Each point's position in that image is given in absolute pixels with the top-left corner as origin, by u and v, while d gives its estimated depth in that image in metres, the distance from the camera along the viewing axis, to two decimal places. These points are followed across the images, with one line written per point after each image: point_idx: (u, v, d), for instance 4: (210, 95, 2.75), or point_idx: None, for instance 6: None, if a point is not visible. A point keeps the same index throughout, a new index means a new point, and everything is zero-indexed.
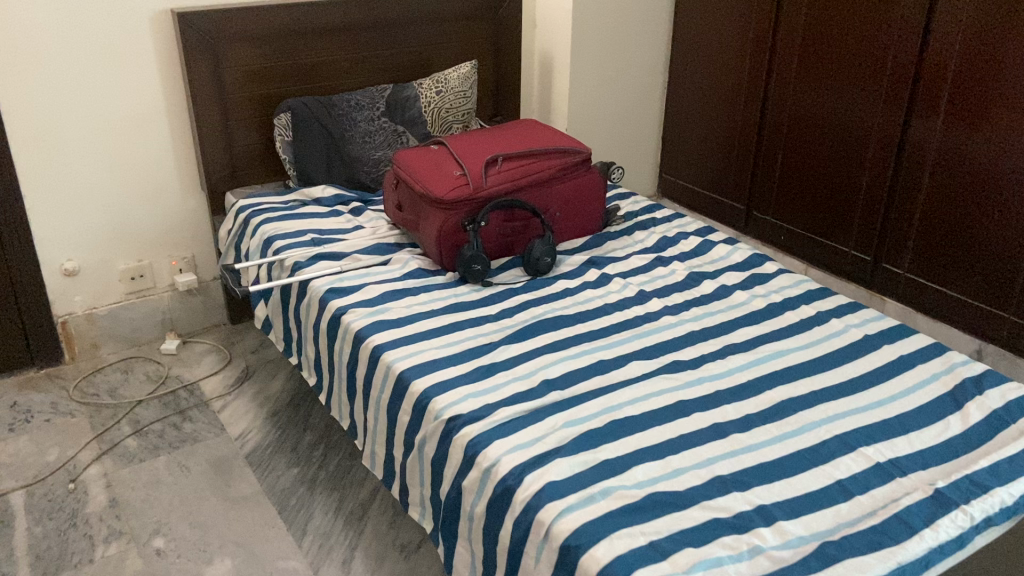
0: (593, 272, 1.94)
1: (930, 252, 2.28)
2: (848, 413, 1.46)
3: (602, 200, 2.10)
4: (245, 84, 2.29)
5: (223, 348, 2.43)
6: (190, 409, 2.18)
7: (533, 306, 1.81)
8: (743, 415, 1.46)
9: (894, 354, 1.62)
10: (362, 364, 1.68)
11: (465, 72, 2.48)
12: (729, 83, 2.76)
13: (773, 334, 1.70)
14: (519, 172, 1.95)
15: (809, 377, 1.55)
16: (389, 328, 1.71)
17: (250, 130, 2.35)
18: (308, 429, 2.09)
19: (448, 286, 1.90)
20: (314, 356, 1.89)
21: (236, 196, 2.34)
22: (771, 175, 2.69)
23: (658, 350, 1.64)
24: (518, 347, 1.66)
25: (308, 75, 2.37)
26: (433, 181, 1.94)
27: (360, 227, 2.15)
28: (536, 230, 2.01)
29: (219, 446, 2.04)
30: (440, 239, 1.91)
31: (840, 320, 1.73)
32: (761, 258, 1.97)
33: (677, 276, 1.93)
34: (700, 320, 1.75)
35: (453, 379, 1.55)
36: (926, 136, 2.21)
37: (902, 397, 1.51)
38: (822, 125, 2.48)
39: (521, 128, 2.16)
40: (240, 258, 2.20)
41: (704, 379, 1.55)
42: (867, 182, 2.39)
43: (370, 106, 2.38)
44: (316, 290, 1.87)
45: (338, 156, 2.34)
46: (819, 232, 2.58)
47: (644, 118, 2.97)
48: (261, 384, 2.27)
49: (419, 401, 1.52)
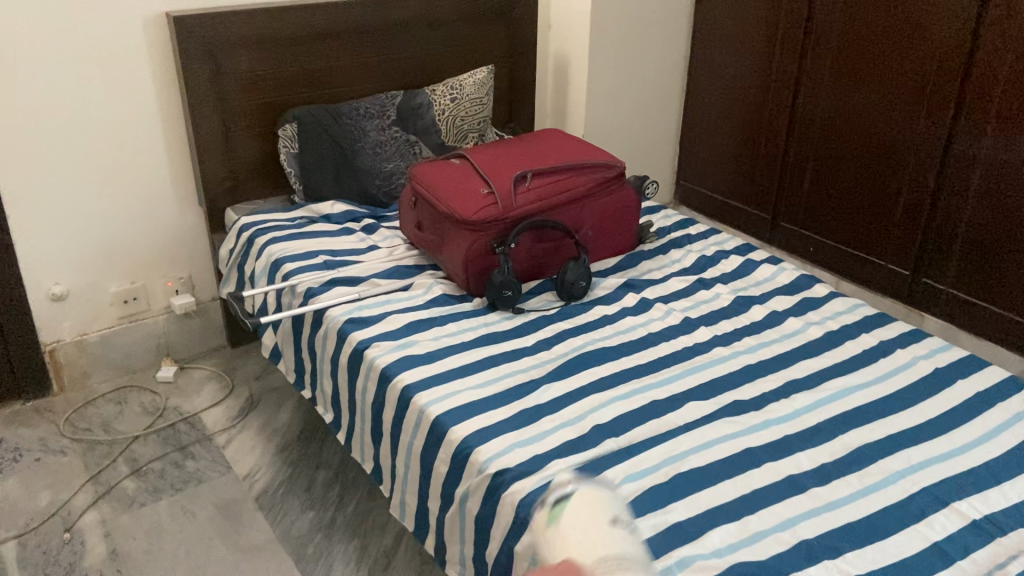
0: (632, 296, 1.80)
1: (975, 267, 2.13)
2: (933, 461, 1.33)
3: (635, 217, 1.97)
4: (247, 92, 2.12)
5: (224, 375, 2.26)
6: (192, 445, 2.01)
7: (572, 338, 1.67)
8: (818, 465, 1.32)
9: (970, 390, 1.49)
10: (390, 406, 1.53)
11: (480, 77, 2.33)
12: (754, 86, 2.61)
13: (837, 367, 1.56)
14: (551, 189, 1.82)
15: (882, 419, 1.43)
16: (418, 365, 1.56)
17: (253, 141, 2.18)
18: (322, 467, 1.94)
19: (477, 314, 1.75)
20: (332, 392, 1.74)
21: (237, 212, 2.18)
22: (800, 183, 2.55)
23: (715, 388, 1.51)
24: (562, 386, 1.51)
25: (314, 82, 2.21)
26: (458, 200, 1.79)
27: (375, 248, 2.00)
28: (568, 251, 1.87)
29: (226, 487, 1.88)
30: (467, 263, 1.77)
31: (906, 351, 1.60)
32: (810, 280, 1.84)
33: (722, 300, 1.79)
34: (755, 352, 1.61)
35: (496, 426, 1.40)
36: (973, 145, 2.06)
37: (987, 441, 1.38)
38: (857, 131, 2.34)
39: (547, 140, 2.02)
40: (244, 281, 2.04)
41: (770, 422, 1.41)
42: (907, 192, 2.24)
43: (381, 115, 2.23)
44: (333, 320, 1.71)
45: (348, 168, 2.18)
46: (854, 243, 2.44)
47: (663, 123, 2.84)
48: (267, 415, 2.11)
49: (459, 451, 1.37)
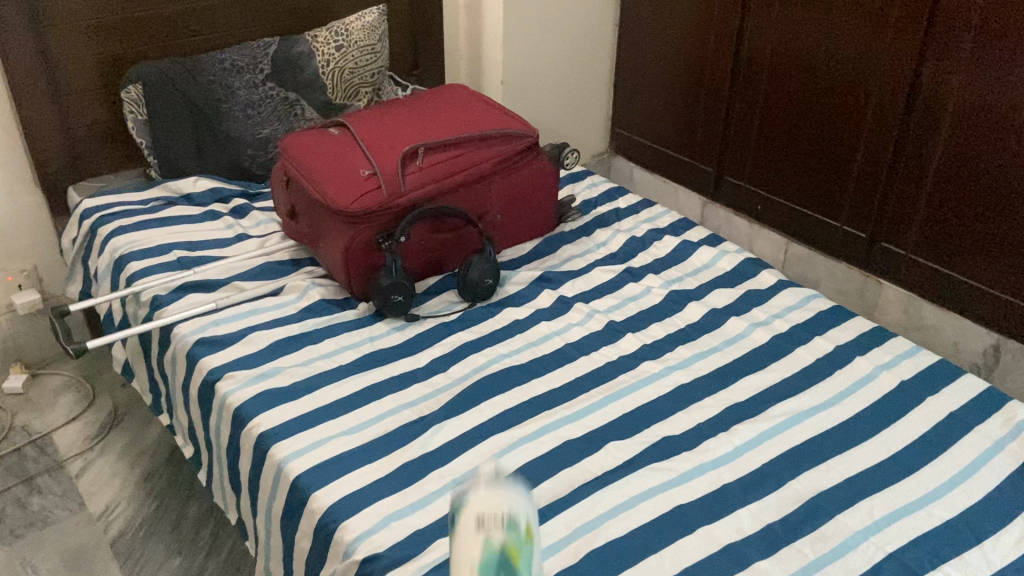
0: (547, 295, 1.52)
1: (939, 230, 1.87)
2: (900, 514, 1.09)
3: (553, 195, 1.68)
4: (79, 44, 1.73)
5: (84, 383, 1.95)
6: (39, 476, 1.71)
7: (474, 354, 1.38)
8: (764, 526, 1.07)
9: (941, 411, 1.26)
10: (245, 455, 1.24)
11: (370, 19, 1.96)
12: (694, 20, 2.28)
13: (787, 384, 1.31)
14: (447, 167, 1.49)
15: (840, 455, 1.18)
16: (280, 402, 1.26)
17: (96, 105, 1.81)
18: (194, 498, 1.66)
19: (361, 325, 1.45)
20: (187, 424, 1.44)
21: (81, 193, 1.82)
22: (747, 133, 2.25)
23: (641, 420, 1.24)
24: (457, 424, 1.23)
25: (169, 30, 1.84)
26: (333, 183, 1.46)
27: (245, 238, 1.67)
28: (473, 240, 1.57)
29: (76, 531, 1.59)
30: (347, 262, 1.45)
31: (866, 359, 1.35)
32: (754, 268, 1.59)
33: (654, 295, 1.52)
34: (691, 366, 1.35)
35: (369, 489, 1.12)
36: (941, 89, 1.76)
37: (964, 481, 1.14)
38: (809, 74, 2.03)
39: (449, 102, 1.69)
40: (90, 280, 1.70)
41: (706, 467, 1.16)
42: (865, 143, 1.96)
43: (250, 68, 1.85)
44: (181, 340, 1.40)
45: (212, 136, 1.83)
46: (805, 200, 2.16)
47: (594, 65, 2.50)
48: (132, 433, 1.81)
49: (321, 526, 1.09)
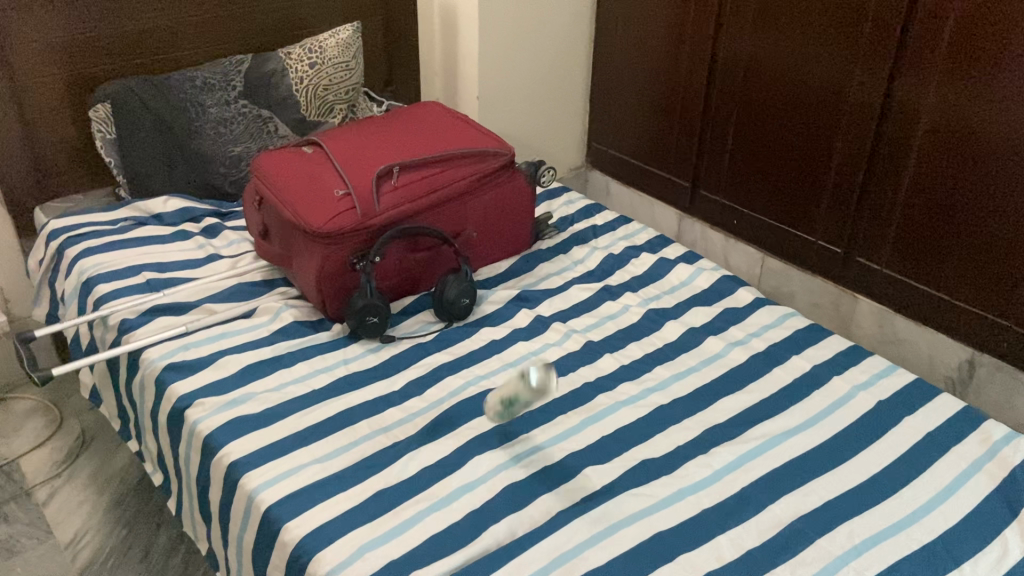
0: (523, 315, 1.50)
1: (913, 244, 1.88)
2: (879, 538, 1.09)
3: (530, 212, 1.67)
4: (45, 63, 1.70)
5: (52, 407, 1.90)
6: (3, 505, 1.66)
7: (450, 377, 1.36)
8: (745, 553, 1.06)
9: (920, 431, 1.25)
10: (215, 485, 1.21)
11: (344, 37, 1.94)
12: (668, 35, 2.28)
13: (764, 406, 1.30)
14: (422, 186, 1.47)
15: (820, 478, 1.17)
16: (251, 430, 1.23)
17: (63, 125, 1.77)
18: (165, 525, 1.62)
19: (335, 348, 1.42)
20: (157, 451, 1.40)
21: (47, 214, 1.78)
22: (721, 147, 2.25)
23: (619, 443, 1.23)
24: (432, 450, 1.21)
25: (139, 46, 1.81)
26: (306, 203, 1.44)
27: (217, 258, 1.65)
28: (449, 260, 1.55)
29: (42, 561, 1.54)
30: (320, 283, 1.43)
31: (844, 379, 1.35)
32: (731, 285, 1.59)
33: (631, 314, 1.51)
34: (668, 387, 1.34)
35: (343, 519, 1.09)
36: (913, 105, 1.78)
37: (942, 503, 1.14)
38: (783, 89, 2.04)
39: (425, 119, 1.67)
40: (57, 302, 1.66)
41: (685, 492, 1.15)
42: (838, 159, 1.96)
43: (223, 87, 1.84)
44: (149, 365, 1.37)
45: (182, 155, 1.80)
46: (780, 215, 2.17)
47: (570, 80, 2.49)
48: (101, 458, 1.77)
49: (293, 558, 1.06)
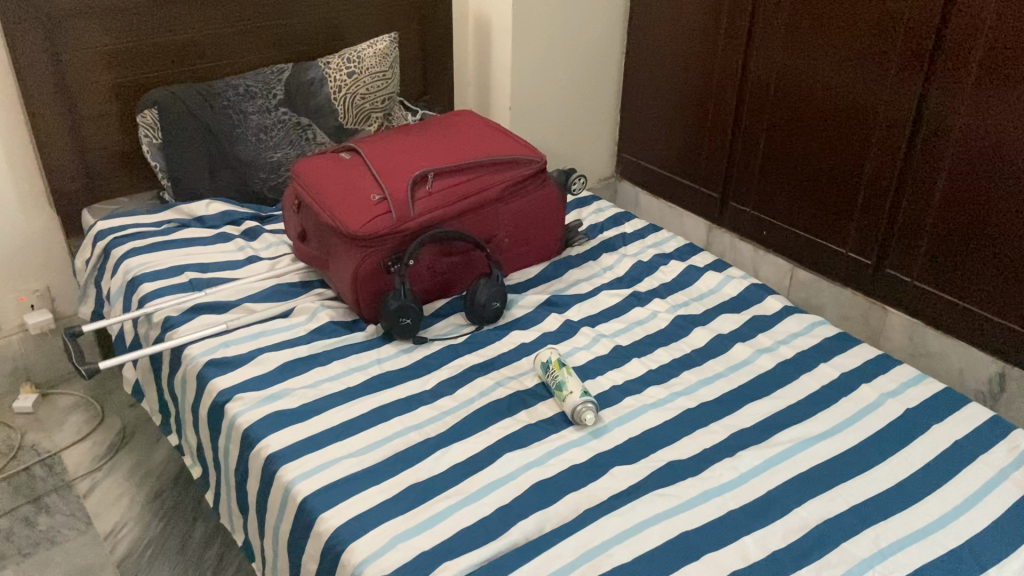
0: (553, 319, 1.53)
1: (944, 257, 1.88)
2: (906, 542, 1.09)
3: (561, 219, 1.69)
4: (96, 71, 1.77)
5: (94, 402, 1.96)
6: (47, 495, 1.71)
7: (481, 378, 1.39)
8: (770, 554, 1.08)
9: (948, 439, 1.26)
10: (254, 477, 1.25)
11: (382, 47, 1.98)
12: (700, 48, 2.31)
13: (792, 412, 1.31)
14: (456, 192, 1.51)
15: (846, 483, 1.18)
16: (289, 424, 1.28)
17: (111, 131, 1.84)
18: (201, 518, 1.66)
19: (369, 348, 1.46)
20: (196, 445, 1.45)
21: (95, 216, 1.84)
22: (752, 159, 2.27)
23: (646, 444, 1.25)
24: (463, 448, 1.24)
25: (185, 56, 1.87)
26: (344, 207, 1.48)
27: (256, 259, 1.70)
28: (481, 265, 1.58)
29: (82, 551, 1.59)
30: (356, 285, 1.47)
31: (872, 386, 1.36)
32: (760, 293, 1.60)
33: (660, 320, 1.53)
34: (696, 392, 1.35)
35: (376, 510, 1.13)
36: (945, 118, 1.78)
37: (969, 510, 1.15)
38: (814, 102, 2.06)
39: (459, 127, 1.71)
40: (102, 300, 1.72)
41: (712, 493, 1.16)
42: (870, 171, 1.97)
43: (264, 94, 1.89)
44: (191, 361, 1.41)
45: (225, 160, 1.86)
46: (810, 226, 2.17)
47: (601, 91, 2.53)
48: (140, 453, 1.82)
49: (329, 547, 1.10)
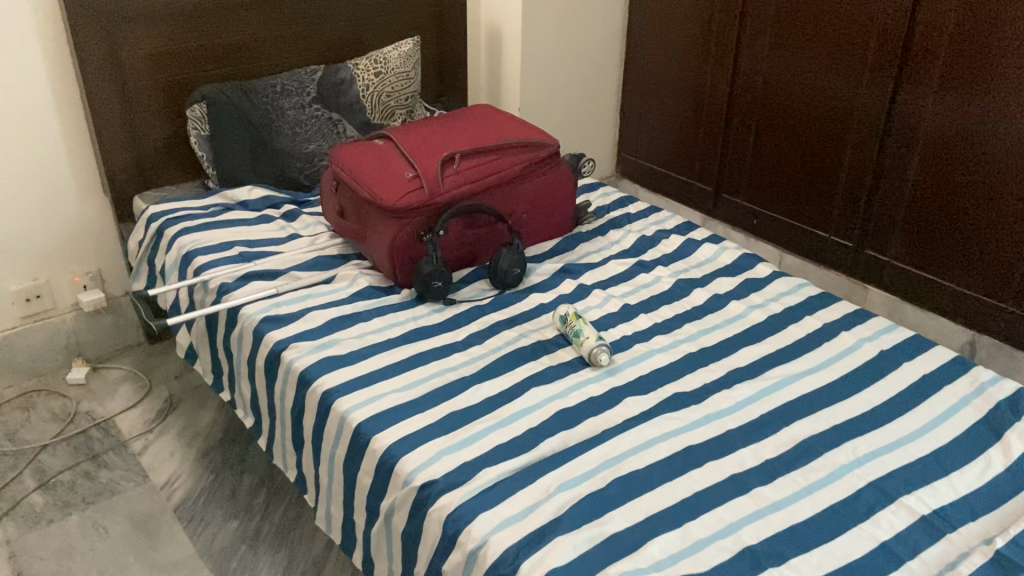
0: (568, 283, 1.71)
1: (918, 237, 2.07)
2: (880, 452, 1.28)
3: (572, 200, 1.88)
4: (149, 70, 1.96)
5: (141, 375, 2.12)
6: (105, 453, 1.88)
7: (506, 330, 1.57)
8: (764, 461, 1.25)
9: (917, 373, 1.45)
10: (311, 412, 1.42)
11: (405, 49, 2.20)
12: (693, 54, 2.51)
13: (781, 354, 1.50)
14: (480, 171, 1.70)
15: (830, 408, 1.36)
16: (340, 366, 1.45)
17: (161, 125, 2.03)
18: (247, 471, 1.83)
19: (405, 307, 1.63)
20: (250, 395, 1.62)
21: (146, 201, 2.02)
22: (743, 154, 2.47)
23: (655, 380, 1.43)
24: (495, 384, 1.42)
25: (227, 57, 2.07)
26: (381, 185, 1.66)
27: (296, 237, 1.88)
28: (502, 237, 1.76)
29: (142, 499, 1.75)
30: (392, 253, 1.64)
31: (851, 333, 1.55)
32: (752, 260, 1.79)
33: (663, 283, 1.72)
34: (696, 339, 1.54)
35: (422, 431, 1.31)
36: (915, 113, 1.98)
37: (934, 428, 1.33)
38: (797, 101, 2.26)
39: (479, 117, 1.90)
40: (156, 275, 1.90)
41: (712, 416, 1.34)
42: (849, 161, 2.17)
43: (299, 92, 2.08)
44: (247, 319, 1.59)
45: (264, 150, 2.04)
46: (796, 214, 2.36)
47: (603, 95, 2.72)
48: (187, 418, 1.99)
49: (382, 462, 1.27)
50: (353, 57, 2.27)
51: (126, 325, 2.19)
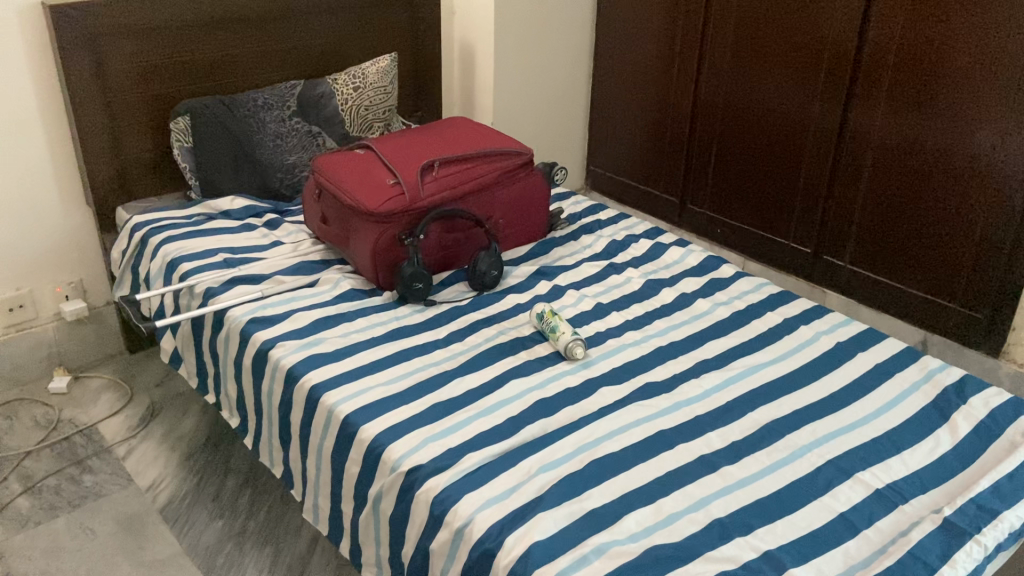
0: (543, 284, 1.79)
1: (871, 242, 2.18)
2: (837, 433, 1.37)
3: (545, 206, 1.97)
4: (133, 84, 2.02)
5: (123, 383, 2.15)
6: (89, 458, 1.90)
7: (485, 328, 1.64)
8: (730, 443, 1.34)
9: (871, 362, 1.55)
10: (298, 407, 1.47)
11: (383, 65, 2.29)
12: (657, 71, 2.62)
13: (745, 347, 1.59)
14: (458, 178, 1.78)
15: (790, 395, 1.45)
16: (327, 363, 1.51)
17: (144, 137, 2.08)
18: (231, 473, 1.87)
19: (387, 308, 1.70)
20: (237, 395, 1.67)
21: (129, 211, 2.07)
22: (706, 166, 2.57)
23: (627, 371, 1.51)
24: (476, 377, 1.49)
25: (209, 72, 2.13)
26: (364, 191, 1.73)
27: (279, 243, 1.94)
28: (480, 241, 1.84)
29: (127, 501, 1.79)
30: (375, 256, 1.71)
31: (809, 327, 1.65)
32: (717, 262, 1.89)
33: (633, 284, 1.80)
34: (666, 334, 1.62)
35: (408, 421, 1.37)
36: (866, 125, 2.10)
37: (887, 411, 1.43)
38: (756, 115, 2.37)
39: (455, 128, 1.99)
40: (140, 283, 1.94)
41: (681, 403, 1.42)
42: (806, 171, 2.28)
43: (280, 106, 2.16)
44: (234, 320, 1.64)
45: (246, 162, 2.10)
46: (757, 223, 2.47)
47: (572, 110, 2.82)
48: (171, 423, 2.02)
49: (370, 450, 1.33)
50: (328, 73, 2.35)
51: (108, 335, 2.22)
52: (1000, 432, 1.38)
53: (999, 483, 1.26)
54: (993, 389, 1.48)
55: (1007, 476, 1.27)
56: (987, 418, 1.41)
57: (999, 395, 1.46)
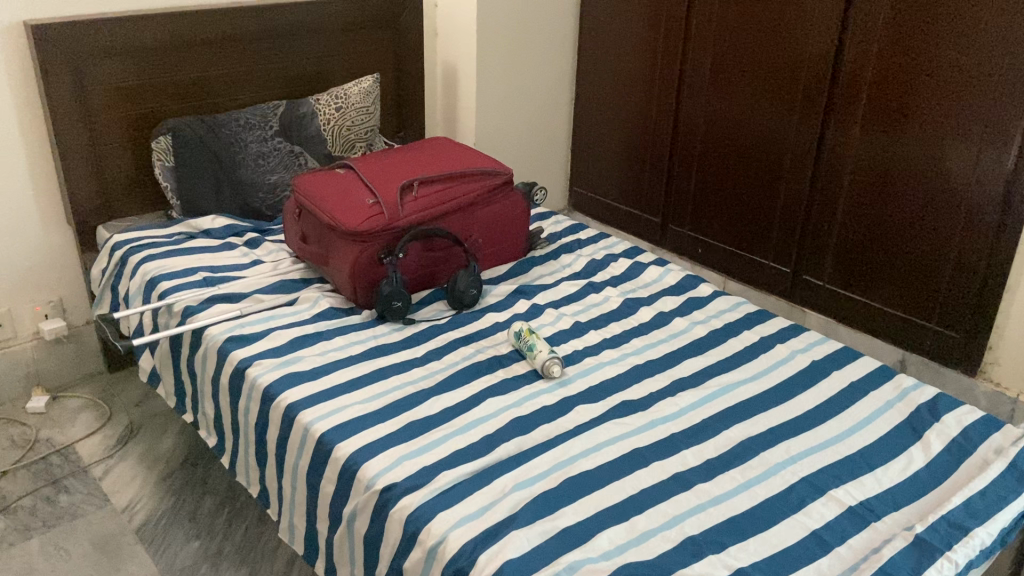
0: (522, 302, 1.80)
1: (849, 261, 2.20)
2: (810, 451, 1.38)
3: (525, 226, 1.98)
4: (114, 103, 2.03)
5: (101, 403, 2.14)
6: (65, 478, 1.89)
7: (463, 347, 1.65)
8: (705, 460, 1.34)
9: (845, 380, 1.56)
10: (275, 425, 1.47)
11: (366, 86, 2.32)
12: (638, 93, 2.65)
13: (721, 365, 1.60)
14: (438, 198, 1.79)
15: (766, 413, 1.46)
16: (304, 381, 1.51)
17: (126, 155, 2.09)
18: (208, 493, 1.86)
19: (366, 327, 1.70)
20: (214, 414, 1.67)
21: (109, 230, 2.06)
22: (687, 187, 2.59)
23: (604, 390, 1.51)
24: (452, 395, 1.49)
25: (190, 91, 2.14)
26: (343, 210, 1.74)
27: (259, 262, 1.94)
28: (458, 259, 1.85)
29: (103, 522, 1.77)
30: (354, 275, 1.71)
31: (785, 346, 1.66)
32: (695, 280, 1.91)
33: (612, 302, 1.82)
34: (643, 353, 1.63)
35: (384, 438, 1.37)
36: (842, 147, 2.13)
37: (861, 429, 1.44)
38: (736, 137, 2.40)
39: (435, 148, 2.00)
40: (119, 302, 1.94)
41: (657, 421, 1.43)
42: (784, 192, 2.30)
43: (262, 125, 2.17)
44: (212, 338, 1.64)
45: (228, 181, 2.11)
46: (737, 243, 2.49)
47: (555, 131, 2.85)
48: (149, 443, 2.01)
49: (345, 468, 1.33)
50: (307, 95, 2.36)
51: (88, 355, 2.21)
52: (973, 450, 1.39)
53: (970, 501, 1.26)
54: (967, 407, 1.49)
55: (979, 494, 1.28)
56: (959, 436, 1.42)
57: (972, 413, 1.47)
